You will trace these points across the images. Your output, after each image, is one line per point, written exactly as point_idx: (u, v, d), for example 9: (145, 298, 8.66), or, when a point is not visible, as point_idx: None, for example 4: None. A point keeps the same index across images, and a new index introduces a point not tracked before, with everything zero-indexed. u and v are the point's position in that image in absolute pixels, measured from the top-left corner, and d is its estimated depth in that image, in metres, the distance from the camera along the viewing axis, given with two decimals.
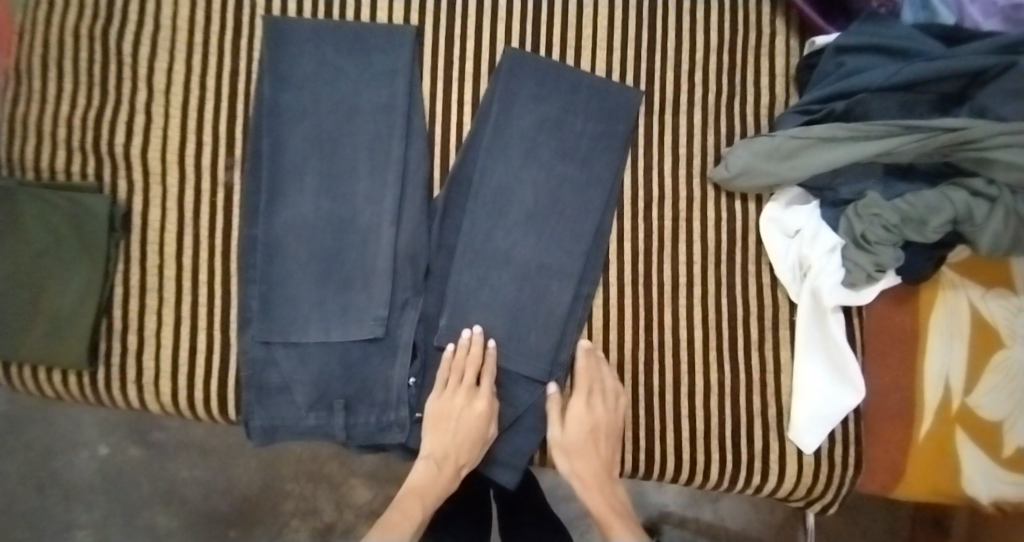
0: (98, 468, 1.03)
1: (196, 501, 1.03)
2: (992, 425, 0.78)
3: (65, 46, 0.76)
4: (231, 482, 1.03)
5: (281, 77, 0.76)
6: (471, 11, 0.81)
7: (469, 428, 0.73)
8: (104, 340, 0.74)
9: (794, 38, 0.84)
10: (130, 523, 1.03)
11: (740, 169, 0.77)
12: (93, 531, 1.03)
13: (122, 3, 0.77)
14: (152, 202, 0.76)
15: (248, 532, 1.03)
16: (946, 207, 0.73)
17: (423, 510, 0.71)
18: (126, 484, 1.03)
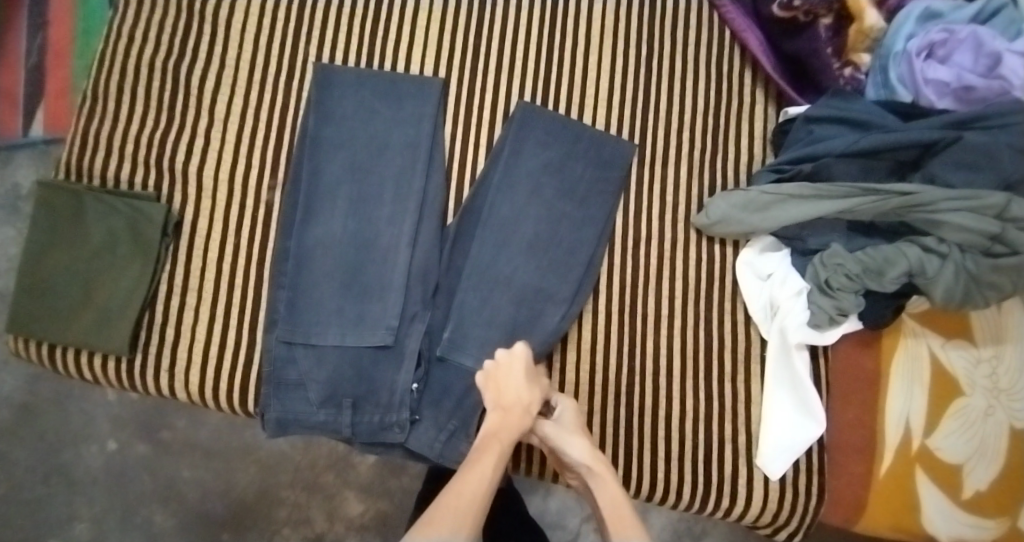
0: (110, 460, 1.11)
1: (195, 499, 1.11)
2: (952, 467, 0.84)
3: (141, 74, 0.88)
4: (230, 483, 1.11)
5: (325, 113, 0.87)
6: (492, 68, 0.93)
7: (523, 371, 0.78)
8: (144, 331, 0.83)
9: (771, 106, 0.95)
10: (133, 514, 1.10)
11: (719, 217, 0.87)
12: (98, 519, 1.10)
13: (194, 43, 0.90)
14: (201, 213, 0.86)
15: (241, 533, 1.10)
16: (902, 260, 0.81)
17: (502, 446, 0.74)
18: (134, 477, 1.11)
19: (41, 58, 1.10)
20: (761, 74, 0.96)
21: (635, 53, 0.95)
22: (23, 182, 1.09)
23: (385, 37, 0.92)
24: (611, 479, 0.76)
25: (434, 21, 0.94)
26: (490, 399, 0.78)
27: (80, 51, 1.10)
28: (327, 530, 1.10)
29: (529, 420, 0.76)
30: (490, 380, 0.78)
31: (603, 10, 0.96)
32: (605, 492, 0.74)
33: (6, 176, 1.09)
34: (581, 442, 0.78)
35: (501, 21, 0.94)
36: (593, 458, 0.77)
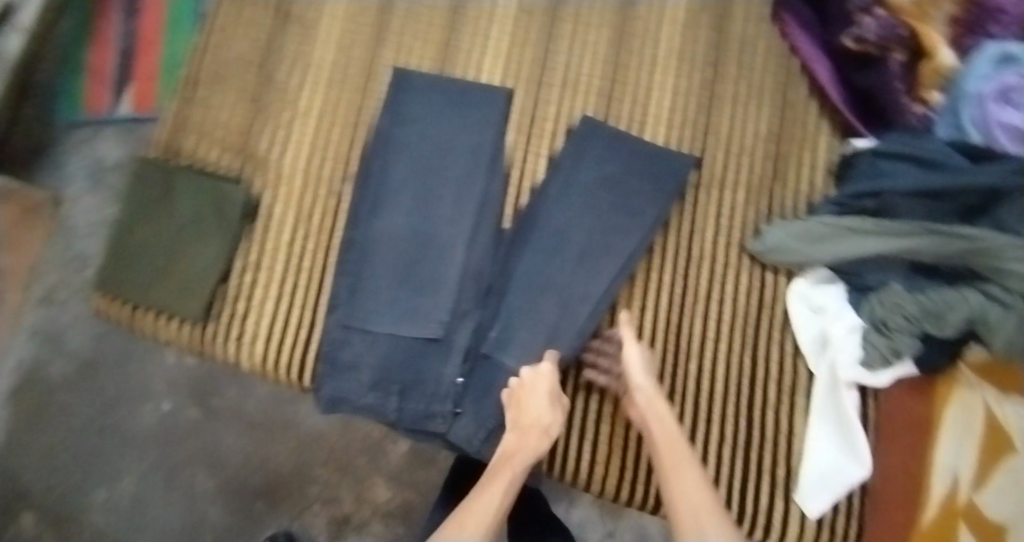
0: (161, 421, 1.19)
1: (235, 465, 1.17)
2: (996, 526, 0.69)
3: (235, 68, 0.95)
4: (268, 455, 1.17)
5: (398, 114, 0.91)
6: (558, 81, 0.95)
7: (544, 392, 0.81)
8: (217, 302, 0.89)
9: (836, 137, 0.95)
10: (175, 475, 1.17)
11: (774, 244, 0.89)
12: (142, 476, 1.18)
13: (283, 42, 0.96)
14: (279, 198, 0.91)
15: (275, 505, 1.16)
16: (963, 304, 0.78)
17: (514, 470, 0.77)
18: (182, 439, 1.18)
19: (131, 48, 1.24)
20: (828, 107, 0.96)
21: (701, 77, 0.96)
22: (107, 156, 1.23)
23: (459, 44, 0.96)
24: (668, 419, 0.80)
25: (507, 32, 0.96)
26: (511, 418, 0.81)
27: (168, 41, 1.23)
28: (354, 513, 1.15)
29: (547, 442, 0.79)
30: (512, 397, 0.82)
31: (672, 33, 0.97)
32: (658, 428, 0.79)
33: (89, 151, 1.24)
34: (647, 373, 0.83)
35: (572, 37, 0.96)
36: (654, 396, 0.82)
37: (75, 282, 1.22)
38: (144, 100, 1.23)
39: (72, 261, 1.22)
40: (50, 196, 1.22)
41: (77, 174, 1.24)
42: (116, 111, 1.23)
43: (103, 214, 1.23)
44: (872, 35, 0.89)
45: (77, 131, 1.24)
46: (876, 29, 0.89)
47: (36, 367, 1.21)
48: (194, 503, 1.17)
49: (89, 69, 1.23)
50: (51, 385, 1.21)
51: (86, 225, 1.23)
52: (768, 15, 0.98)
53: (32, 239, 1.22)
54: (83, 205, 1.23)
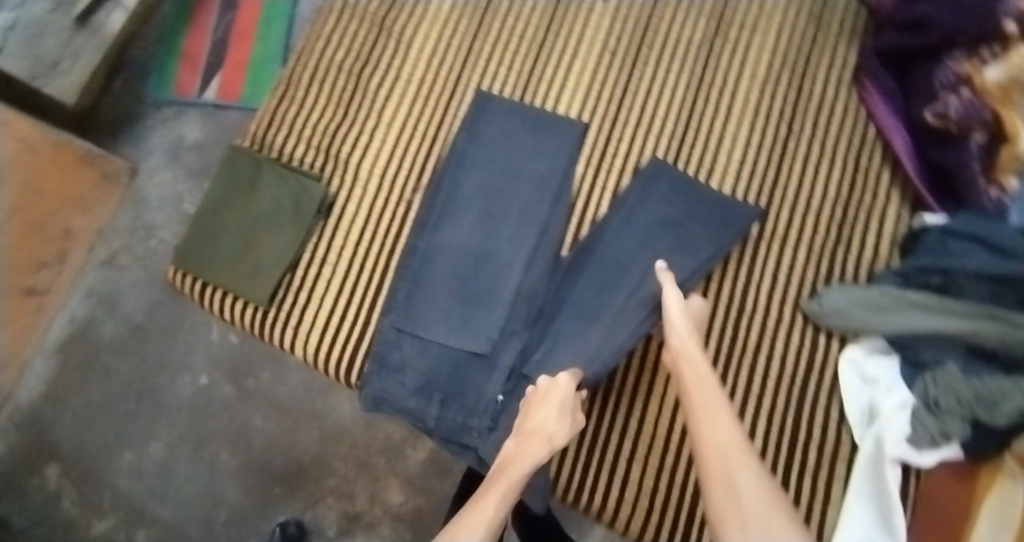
0: (197, 393, 1.29)
1: (259, 445, 1.26)
2: None
3: (330, 73, 1.01)
4: (293, 442, 1.25)
5: (475, 134, 0.95)
6: (631, 120, 0.97)
7: (554, 401, 0.81)
8: (282, 289, 0.93)
9: (905, 209, 0.95)
10: (205, 444, 1.27)
11: (832, 308, 0.90)
12: (172, 443, 1.28)
13: (377, 56, 1.02)
14: (351, 200, 0.96)
15: (292, 492, 1.24)
16: (1018, 395, 0.76)
17: (508, 481, 0.75)
18: (213, 414, 1.28)
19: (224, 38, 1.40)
20: (900, 176, 0.95)
21: (773, 135, 0.97)
22: (187, 135, 1.39)
23: (541, 75, 0.99)
24: (699, 358, 0.80)
25: (588, 68, 0.99)
26: (520, 424, 0.81)
27: (259, 36, 1.39)
28: (366, 511, 1.21)
29: (548, 449, 0.78)
30: (527, 403, 0.82)
31: (749, 89, 0.98)
32: (691, 372, 0.80)
33: (172, 127, 1.39)
34: (688, 321, 0.83)
35: (651, 80, 0.98)
36: (687, 337, 0.82)
37: (134, 250, 1.35)
38: (228, 88, 1.38)
39: (138, 229, 1.36)
40: (127, 166, 1.37)
41: (157, 149, 1.39)
42: (203, 95, 1.38)
43: (173, 190, 1.37)
44: (954, 114, 0.88)
45: (164, 109, 1.40)
46: (959, 108, 0.87)
47: (87, 325, 1.34)
48: (213, 479, 1.26)
49: (183, 56, 1.41)
50: (100, 344, 1.33)
51: (155, 196, 1.37)
52: (849, 80, 0.98)
53: (106, 205, 1.36)
54: (158, 177, 1.37)
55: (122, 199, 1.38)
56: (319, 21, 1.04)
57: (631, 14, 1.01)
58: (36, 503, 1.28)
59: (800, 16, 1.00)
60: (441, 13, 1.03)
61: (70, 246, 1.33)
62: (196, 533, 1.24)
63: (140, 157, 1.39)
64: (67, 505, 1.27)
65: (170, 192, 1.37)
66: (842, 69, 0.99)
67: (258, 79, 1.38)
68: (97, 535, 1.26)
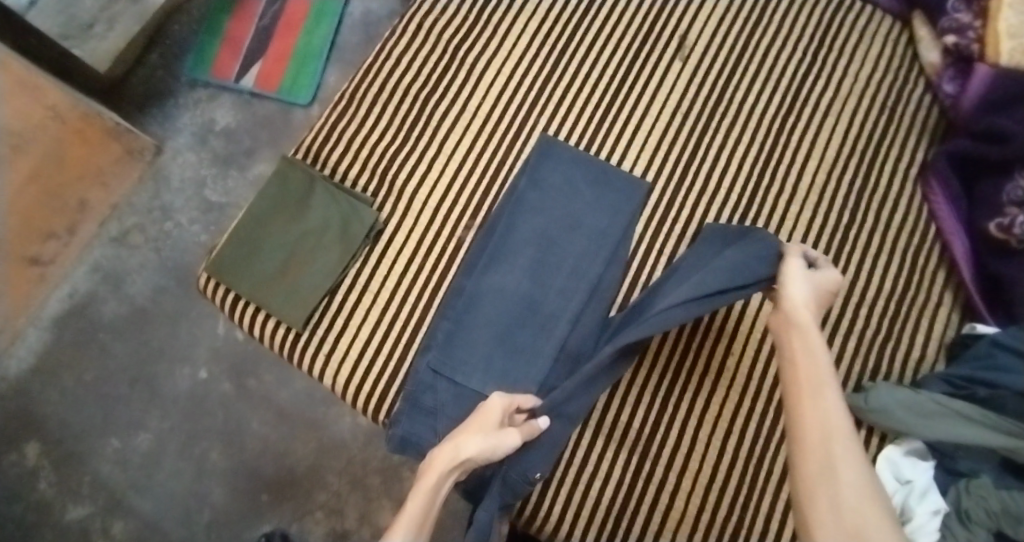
0: (194, 389, 1.26)
1: (252, 449, 1.23)
2: None
3: (395, 92, 0.98)
4: (288, 450, 1.22)
5: (537, 178, 0.92)
6: (695, 186, 0.96)
7: (474, 417, 0.77)
8: (318, 314, 0.90)
9: (955, 314, 0.94)
10: (196, 440, 1.24)
11: (878, 406, 0.87)
12: (159, 437, 1.24)
13: (446, 83, 0.98)
14: (402, 228, 0.92)
15: (279, 501, 1.20)
16: None
17: (414, 490, 0.71)
18: (210, 410, 1.25)
19: (269, 29, 1.38)
20: (953, 278, 0.95)
21: (835, 219, 0.96)
22: (218, 119, 1.35)
23: (609, 129, 0.98)
24: (814, 334, 0.77)
25: (658, 129, 0.98)
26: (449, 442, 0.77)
27: (304, 31, 1.37)
28: (354, 530, 1.18)
29: (453, 459, 0.72)
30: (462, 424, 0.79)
31: (816, 169, 0.97)
32: (799, 346, 0.76)
33: (204, 110, 1.35)
34: (809, 291, 0.79)
35: (719, 149, 0.97)
36: (806, 308, 0.78)
37: (147, 229, 1.32)
38: (268, 78, 1.35)
39: (155, 210, 1.32)
40: (151, 143, 1.33)
41: (185, 129, 1.35)
42: (240, 81, 1.35)
43: (196, 173, 1.33)
44: (1017, 229, 0.90)
45: (199, 90, 1.36)
46: (1022, 225, 0.89)
47: (89, 302, 1.29)
48: (201, 478, 1.22)
49: (224, 39, 1.37)
50: (98, 322, 1.29)
51: (177, 177, 1.33)
52: (915, 175, 0.98)
53: (125, 181, 1.31)
54: (183, 159, 1.34)
55: (141, 175, 1.33)
56: (389, 37, 1.01)
57: (709, 79, 1.00)
58: (9, 479, 1.23)
59: (875, 103, 0.99)
60: (516, 48, 1.00)
61: (84, 219, 1.29)
62: (174, 531, 1.20)
63: (166, 137, 1.35)
64: (44, 486, 1.23)
65: (192, 175, 1.33)
66: (909, 163, 0.98)
67: (299, 73, 1.35)
68: (71, 521, 1.21)
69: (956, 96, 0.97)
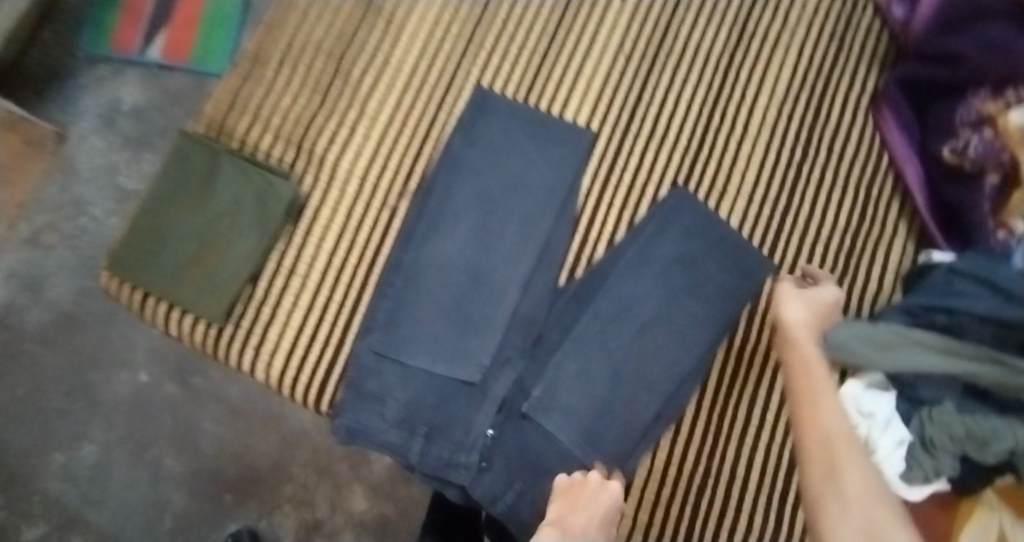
0: (136, 392, 1.05)
1: (211, 452, 1.05)
2: None
3: (306, 52, 0.89)
4: (247, 450, 1.05)
5: (472, 135, 0.85)
6: (643, 131, 0.90)
7: (601, 509, 0.73)
8: (239, 305, 0.82)
9: (910, 244, 0.92)
10: (139, 454, 1.04)
11: (837, 342, 0.84)
12: (105, 447, 1.04)
13: (363, 35, 0.90)
14: (327, 202, 0.85)
15: (242, 500, 1.04)
16: (1009, 437, 0.75)
17: None
18: (155, 416, 1.05)
19: None
20: (908, 207, 0.93)
21: (787, 157, 0.92)
22: (125, 97, 1.09)
23: (548, 74, 0.90)
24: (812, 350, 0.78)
25: (599, 71, 0.91)
26: (556, 513, 0.71)
27: None
28: (327, 518, 1.04)
29: None
30: (573, 495, 0.73)
31: (766, 107, 0.93)
32: (800, 359, 0.77)
33: (110, 88, 1.09)
34: (805, 311, 0.81)
35: (666, 90, 0.92)
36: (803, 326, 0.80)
37: (61, 227, 1.06)
38: (177, 47, 1.09)
39: (65, 206, 1.06)
40: (51, 130, 1.06)
41: (88, 113, 1.08)
42: (144, 54, 1.08)
43: (106, 159, 1.07)
44: (971, 152, 0.86)
45: (100, 67, 1.09)
46: (976, 147, 0.85)
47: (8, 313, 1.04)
48: (155, 486, 1.04)
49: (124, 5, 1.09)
50: (19, 333, 1.04)
51: (87, 165, 1.07)
52: (866, 104, 0.95)
53: (27, 178, 1.05)
54: (88, 144, 1.07)
55: (47, 170, 1.07)
56: None
57: (651, 15, 0.93)
58: None
59: (822, 31, 0.95)
60: None
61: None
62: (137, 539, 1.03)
63: (69, 120, 1.08)
64: None
65: (103, 162, 1.08)
66: (860, 93, 0.94)
67: (213, 38, 1.08)
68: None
69: (905, 22, 0.93)
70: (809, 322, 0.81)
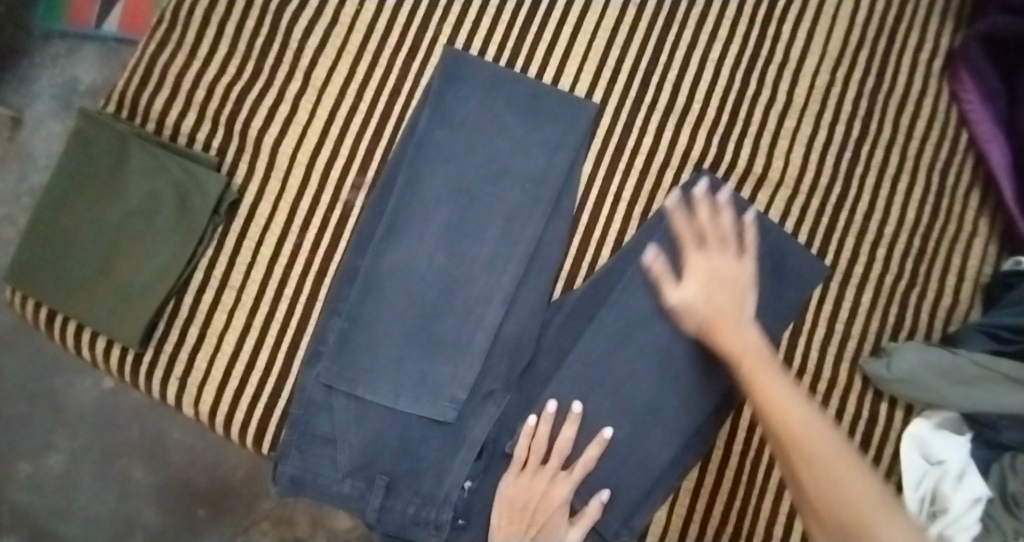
0: (106, 400, 0.84)
1: (179, 467, 0.84)
2: None
3: (234, 6, 0.71)
4: (219, 460, 0.84)
5: (443, 111, 0.69)
6: (659, 104, 0.73)
7: (544, 516, 0.64)
8: (162, 325, 0.68)
9: (992, 246, 0.74)
10: (102, 472, 0.84)
11: (904, 374, 0.67)
12: (74, 457, 0.84)
13: None
14: (266, 195, 0.69)
15: (218, 517, 0.83)
16: None
17: None
18: (123, 424, 0.84)
19: None
20: (991, 198, 0.74)
21: (841, 136, 0.74)
22: (82, 77, 0.87)
23: (540, 33, 0.73)
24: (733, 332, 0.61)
25: (604, 29, 0.73)
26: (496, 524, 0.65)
27: None
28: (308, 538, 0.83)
29: None
30: (512, 505, 0.65)
31: (818, 68, 0.74)
32: (736, 341, 0.60)
33: (66, 65, 0.87)
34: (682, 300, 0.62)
35: (687, 51, 0.74)
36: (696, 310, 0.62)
37: (20, 221, 0.87)
38: (138, 17, 0.86)
39: (24, 197, 0.87)
40: (6, 114, 0.86)
41: (44, 94, 0.87)
42: (100, 25, 0.86)
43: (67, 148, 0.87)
44: None
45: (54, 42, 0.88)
46: None
47: None
48: (125, 497, 0.83)
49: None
50: None
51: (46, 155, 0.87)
52: (938, 70, 0.76)
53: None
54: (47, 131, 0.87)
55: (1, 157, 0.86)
56: None
57: None
58: None
59: None
60: None
61: None
62: None
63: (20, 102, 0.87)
64: None
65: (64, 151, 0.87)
66: (931, 56, 0.76)
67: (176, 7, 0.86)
68: None
69: None
70: (721, 301, 0.61)
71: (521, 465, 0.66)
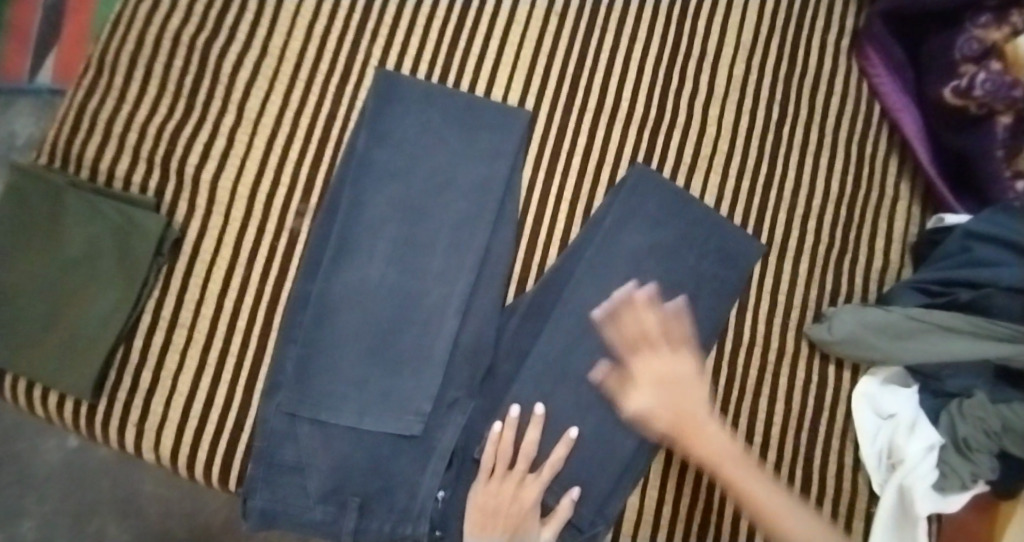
0: (72, 459, 0.83)
1: (156, 518, 0.82)
2: None
3: (162, 48, 0.72)
4: (196, 507, 0.82)
5: (379, 130, 0.70)
6: (590, 104, 0.75)
7: (517, 519, 0.64)
8: (114, 373, 0.68)
9: (916, 206, 0.77)
10: (75, 534, 0.82)
11: (846, 335, 0.70)
12: (49, 520, 0.82)
13: (234, 22, 0.73)
14: (209, 231, 0.70)
15: None
16: None
17: None
18: (94, 481, 0.83)
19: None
20: (910, 161, 0.78)
21: (764, 117, 0.77)
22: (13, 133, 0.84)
23: (467, 47, 0.75)
24: (705, 432, 0.61)
25: (528, 38, 0.76)
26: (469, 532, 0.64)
27: None
28: None
29: None
30: (484, 512, 0.64)
31: (737, 55, 0.78)
32: (707, 442, 0.61)
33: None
34: (646, 412, 0.62)
35: (612, 51, 0.77)
36: (662, 419, 0.61)
37: None
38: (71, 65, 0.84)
39: None
40: None
41: None
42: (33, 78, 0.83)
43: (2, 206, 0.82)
44: (978, 90, 0.71)
45: None
46: (984, 84, 0.71)
47: None
48: None
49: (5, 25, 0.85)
50: None
51: None
52: (848, 47, 0.79)
53: None
54: None
55: None
56: None
57: None
58: None
59: None
60: None
61: None
62: None
63: None
64: None
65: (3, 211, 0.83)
66: (840, 33, 0.79)
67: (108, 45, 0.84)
68: None
69: None
70: (679, 405, 0.61)
71: (489, 472, 0.66)
